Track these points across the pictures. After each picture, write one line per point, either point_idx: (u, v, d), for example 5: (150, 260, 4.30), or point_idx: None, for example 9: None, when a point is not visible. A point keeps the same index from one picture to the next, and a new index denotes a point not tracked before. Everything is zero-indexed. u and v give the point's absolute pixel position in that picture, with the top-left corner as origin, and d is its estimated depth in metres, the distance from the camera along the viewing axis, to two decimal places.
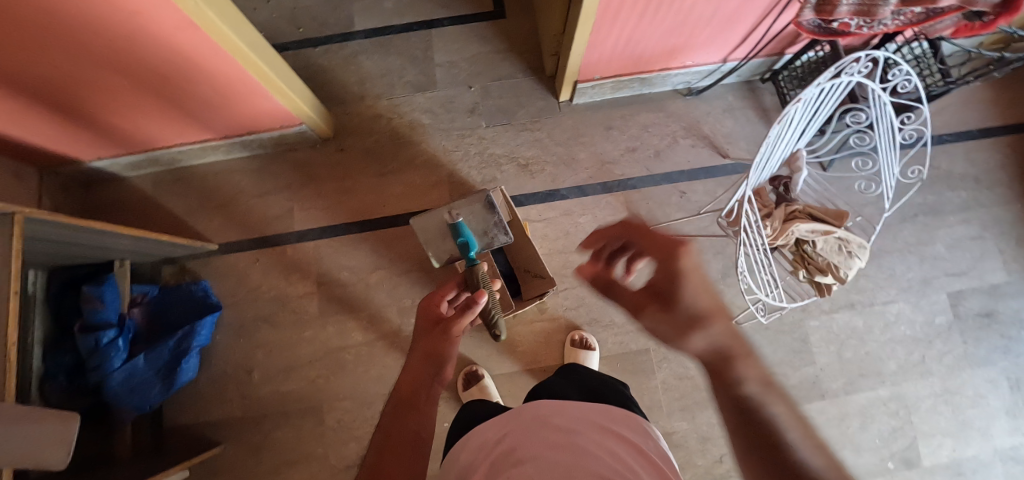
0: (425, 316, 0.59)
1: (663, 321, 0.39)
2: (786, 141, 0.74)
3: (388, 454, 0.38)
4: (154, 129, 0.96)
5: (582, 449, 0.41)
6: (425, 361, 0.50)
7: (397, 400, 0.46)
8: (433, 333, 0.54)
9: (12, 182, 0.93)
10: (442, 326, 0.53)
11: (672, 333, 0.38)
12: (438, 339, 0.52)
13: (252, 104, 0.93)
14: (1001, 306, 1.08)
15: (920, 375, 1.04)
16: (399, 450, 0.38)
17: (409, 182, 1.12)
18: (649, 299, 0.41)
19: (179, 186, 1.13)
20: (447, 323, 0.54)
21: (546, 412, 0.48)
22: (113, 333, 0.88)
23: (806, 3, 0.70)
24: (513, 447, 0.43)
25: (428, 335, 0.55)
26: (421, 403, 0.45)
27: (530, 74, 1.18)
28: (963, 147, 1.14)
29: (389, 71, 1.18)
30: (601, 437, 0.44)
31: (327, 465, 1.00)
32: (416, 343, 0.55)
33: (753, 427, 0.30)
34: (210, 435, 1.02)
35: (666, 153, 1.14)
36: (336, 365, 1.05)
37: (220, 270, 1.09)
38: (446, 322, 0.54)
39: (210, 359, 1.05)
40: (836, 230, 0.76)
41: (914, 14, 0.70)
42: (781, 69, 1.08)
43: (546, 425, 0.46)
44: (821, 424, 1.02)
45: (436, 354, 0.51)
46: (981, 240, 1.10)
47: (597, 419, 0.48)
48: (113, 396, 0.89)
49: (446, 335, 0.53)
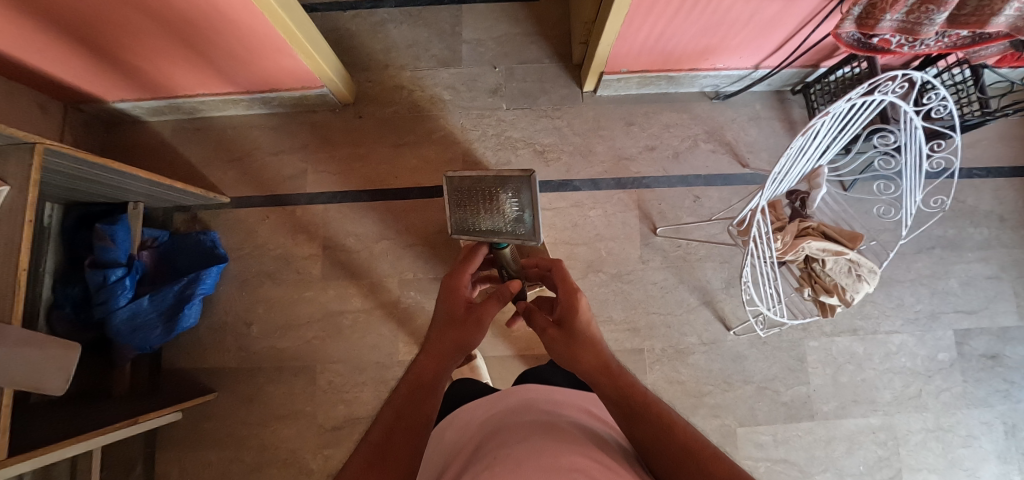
0: (452, 292, 0.51)
1: (561, 342, 0.45)
2: (808, 156, 0.72)
3: (396, 436, 0.34)
4: (178, 76, 0.97)
5: (560, 413, 0.42)
6: (453, 349, 0.44)
7: (414, 379, 0.41)
8: (465, 317, 0.47)
9: (35, 113, 0.95)
10: (478, 315, 0.46)
11: (568, 352, 0.44)
12: (473, 327, 0.46)
13: (277, 61, 0.92)
14: (1008, 349, 1.05)
15: (914, 408, 1.03)
16: (408, 432, 0.35)
17: (423, 156, 1.12)
18: (551, 326, 0.48)
19: (197, 136, 1.14)
20: (483, 310, 0.47)
21: (531, 390, 0.49)
22: (121, 272, 0.90)
23: (849, 13, 0.66)
24: (497, 417, 0.44)
25: (458, 317, 0.47)
26: (439, 391, 0.41)
27: (557, 60, 1.16)
28: (992, 183, 1.11)
29: (415, 43, 1.17)
30: (582, 410, 0.46)
31: (313, 424, 1.03)
32: (439, 322, 0.48)
33: (631, 413, 0.36)
34: (205, 381, 1.05)
35: (684, 155, 1.12)
36: (333, 328, 1.07)
37: (229, 223, 1.10)
38: (481, 309, 0.47)
39: (212, 308, 1.08)
40: (848, 252, 0.74)
41: (959, 38, 0.67)
42: (814, 82, 1.06)
43: (528, 397, 0.47)
44: (806, 444, 1.02)
45: (467, 344, 0.45)
46: (997, 281, 1.07)
47: (579, 396, 0.49)
48: (115, 332, 0.92)
49: (472, 321, 0.46)
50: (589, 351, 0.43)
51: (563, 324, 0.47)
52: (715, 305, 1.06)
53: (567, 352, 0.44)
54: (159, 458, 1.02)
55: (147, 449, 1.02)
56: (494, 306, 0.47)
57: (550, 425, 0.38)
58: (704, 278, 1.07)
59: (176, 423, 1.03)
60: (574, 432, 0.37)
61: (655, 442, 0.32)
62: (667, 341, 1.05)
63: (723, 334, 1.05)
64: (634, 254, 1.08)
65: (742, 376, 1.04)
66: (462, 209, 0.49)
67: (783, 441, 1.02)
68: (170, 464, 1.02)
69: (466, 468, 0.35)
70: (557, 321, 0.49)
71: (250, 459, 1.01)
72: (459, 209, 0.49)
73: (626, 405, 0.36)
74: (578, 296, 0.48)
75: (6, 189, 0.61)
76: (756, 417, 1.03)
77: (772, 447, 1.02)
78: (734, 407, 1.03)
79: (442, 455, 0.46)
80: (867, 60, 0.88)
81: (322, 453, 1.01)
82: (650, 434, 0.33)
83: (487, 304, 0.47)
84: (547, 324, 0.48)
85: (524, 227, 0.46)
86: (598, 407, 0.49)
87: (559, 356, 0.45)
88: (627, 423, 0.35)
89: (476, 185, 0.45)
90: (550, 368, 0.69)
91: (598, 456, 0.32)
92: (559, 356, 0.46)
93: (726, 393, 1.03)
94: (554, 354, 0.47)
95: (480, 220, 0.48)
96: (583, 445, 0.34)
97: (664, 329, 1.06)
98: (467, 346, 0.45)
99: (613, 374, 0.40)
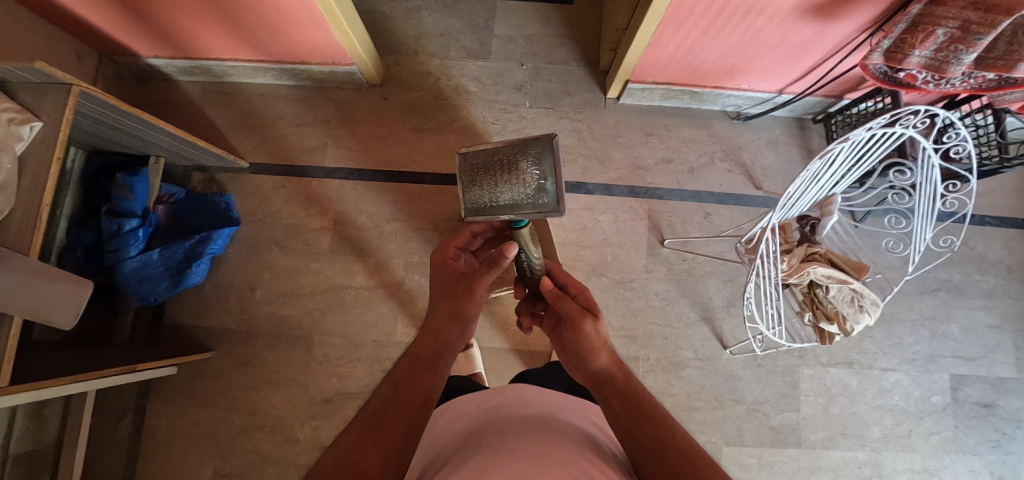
0: (443, 266, 0.52)
1: (593, 330, 0.43)
2: (822, 184, 0.73)
3: (393, 408, 0.35)
4: (211, 40, 0.98)
5: (557, 415, 0.43)
6: (450, 320, 0.45)
7: (414, 354, 0.42)
8: (456, 287, 0.48)
9: (71, 60, 0.97)
10: (467, 283, 0.46)
11: (593, 339, 0.43)
12: (463, 294, 0.46)
13: (310, 35, 0.94)
14: (1003, 400, 1.05)
15: (902, 447, 1.03)
16: (406, 408, 0.35)
17: (442, 144, 1.14)
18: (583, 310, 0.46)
19: (223, 100, 1.16)
20: (474, 279, 0.47)
21: (529, 389, 0.49)
22: (135, 223, 0.91)
23: (877, 46, 0.68)
24: (496, 409, 0.45)
25: (449, 287, 0.48)
26: (440, 366, 0.41)
27: (584, 64, 1.17)
28: (1004, 233, 1.10)
29: (446, 32, 1.19)
30: (578, 413, 0.46)
31: (304, 394, 1.04)
32: (436, 295, 0.50)
33: (637, 413, 0.36)
34: (203, 340, 1.06)
35: (700, 171, 1.13)
36: (335, 301, 1.08)
37: (244, 188, 1.12)
38: (472, 277, 0.47)
39: (219, 268, 1.09)
40: (852, 281, 0.74)
41: (985, 81, 0.67)
42: (836, 113, 1.06)
43: (526, 396, 0.47)
44: (790, 471, 1.02)
45: (462, 313, 0.46)
46: (998, 331, 1.07)
47: (575, 402, 0.50)
48: (123, 281, 0.93)
49: (465, 296, 0.46)
50: (607, 349, 0.42)
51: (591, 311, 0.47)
52: (713, 322, 1.07)
53: (592, 342, 0.42)
54: (149, 409, 1.03)
55: (139, 400, 1.03)
56: (486, 274, 0.46)
57: (547, 425, 0.38)
58: (705, 294, 1.08)
59: (170, 378, 1.05)
60: (570, 435, 0.37)
61: (655, 445, 0.33)
62: (663, 352, 1.06)
63: (719, 352, 1.06)
64: (639, 263, 1.09)
65: (733, 396, 1.04)
66: (475, 186, 0.41)
67: (768, 465, 1.02)
68: (159, 417, 1.03)
69: (461, 455, 0.36)
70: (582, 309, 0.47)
71: (238, 421, 1.03)
72: (507, 169, 0.38)
73: (633, 405, 0.37)
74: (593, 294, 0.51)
75: (40, 125, 0.63)
76: (742, 437, 1.03)
77: (755, 470, 1.02)
78: (721, 425, 1.03)
79: (433, 442, 0.46)
80: (891, 95, 0.88)
81: (310, 423, 1.02)
82: (651, 436, 0.34)
83: (478, 272, 0.47)
84: (577, 309, 0.46)
85: (545, 200, 0.36)
86: (593, 413, 0.49)
87: (580, 346, 0.43)
88: (630, 427, 0.36)
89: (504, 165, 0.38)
90: (545, 372, 0.69)
91: (596, 463, 0.33)
92: (579, 342, 0.43)
93: (715, 410, 1.03)
94: (578, 340, 0.43)
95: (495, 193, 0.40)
96: (579, 449, 0.34)
97: (661, 341, 1.06)
98: (462, 314, 0.46)
99: (627, 373, 0.41)
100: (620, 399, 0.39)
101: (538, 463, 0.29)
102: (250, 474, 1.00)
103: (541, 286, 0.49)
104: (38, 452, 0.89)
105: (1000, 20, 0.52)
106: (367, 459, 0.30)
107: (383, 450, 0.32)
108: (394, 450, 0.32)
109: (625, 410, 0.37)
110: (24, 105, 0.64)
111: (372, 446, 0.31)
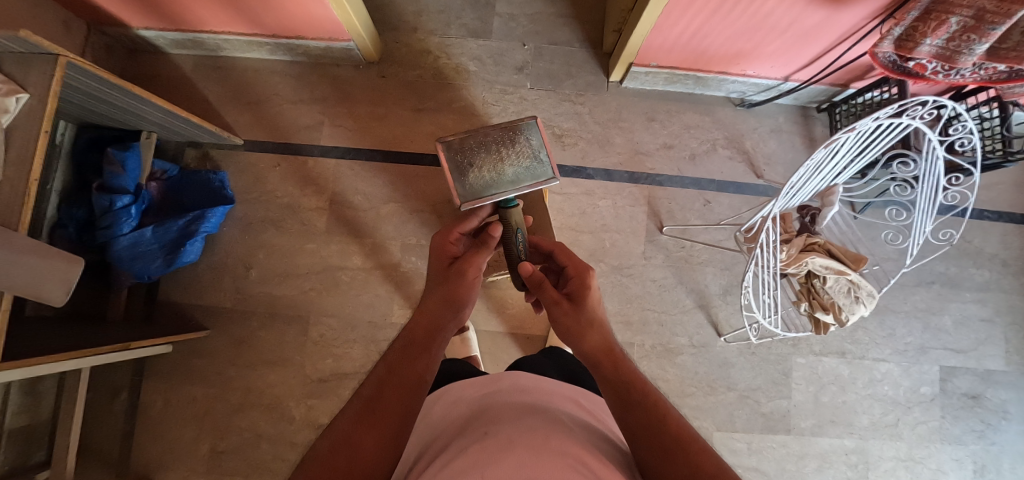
0: (441, 252, 0.52)
1: (571, 316, 0.45)
2: (823, 174, 0.71)
3: (387, 391, 0.35)
4: (204, 12, 0.95)
5: (549, 402, 0.43)
6: (443, 304, 0.45)
7: (408, 335, 0.41)
8: (448, 273, 0.49)
9: (59, 30, 0.94)
10: (461, 267, 0.48)
11: (574, 325, 0.44)
12: (456, 278, 0.47)
13: (307, 9, 0.91)
14: (990, 392, 1.06)
15: (889, 436, 1.05)
16: (401, 391, 0.35)
17: (440, 124, 1.12)
18: (561, 298, 0.47)
19: (217, 75, 1.13)
20: (466, 262, 0.49)
21: (524, 377, 0.49)
22: (128, 199, 0.90)
23: (889, 33, 0.66)
24: (490, 396, 0.44)
25: (442, 273, 0.49)
26: (435, 349, 0.41)
27: (588, 46, 1.15)
28: (1001, 227, 1.10)
29: (447, 9, 1.16)
30: (569, 401, 0.45)
31: (300, 373, 1.04)
32: (430, 276, 0.50)
33: (627, 399, 0.36)
34: (197, 319, 1.06)
35: (702, 157, 1.11)
36: (331, 281, 1.07)
37: (239, 166, 1.10)
38: (465, 261, 0.49)
39: (214, 246, 1.08)
40: (849, 272, 0.74)
41: (994, 72, 0.66)
42: (841, 102, 1.05)
43: (522, 385, 0.47)
44: (779, 456, 1.04)
45: (454, 298, 0.45)
46: (990, 324, 1.08)
47: (570, 389, 0.50)
48: (115, 257, 0.92)
49: (457, 279, 0.47)
50: (594, 331, 0.43)
51: (574, 298, 0.47)
52: (709, 309, 1.07)
53: (574, 328, 0.44)
54: (145, 387, 1.03)
55: (134, 377, 1.03)
56: (480, 256, 0.49)
57: (542, 414, 0.38)
58: (703, 282, 1.08)
59: (165, 356, 1.05)
60: (566, 424, 0.37)
61: (647, 430, 0.33)
62: (657, 338, 1.06)
63: (713, 340, 1.06)
64: (638, 249, 1.09)
65: (726, 382, 1.05)
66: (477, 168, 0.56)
67: (757, 451, 1.04)
68: (155, 394, 1.03)
69: (458, 441, 0.35)
70: (568, 295, 0.48)
71: (234, 399, 1.03)
72: (460, 180, 0.57)
73: (622, 391, 0.37)
74: (589, 274, 0.49)
75: (26, 96, 0.61)
76: (734, 424, 1.04)
77: (745, 455, 1.03)
78: (713, 411, 1.04)
79: (430, 427, 0.46)
80: (897, 85, 0.86)
81: (306, 403, 1.03)
82: (642, 422, 0.34)
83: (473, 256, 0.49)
84: (558, 297, 0.47)
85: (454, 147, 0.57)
86: (586, 399, 0.49)
87: (564, 333, 0.44)
88: (622, 411, 0.36)
89: (478, 138, 0.57)
90: (541, 356, 0.69)
91: (591, 452, 0.32)
92: (564, 330, 0.45)
93: (708, 396, 1.05)
94: (561, 327, 0.45)
95: (497, 168, 0.56)
96: (572, 437, 0.34)
97: (657, 327, 1.07)
98: (455, 299, 0.45)
99: (616, 357, 0.41)
100: (612, 382, 0.38)
101: (534, 451, 0.28)
102: (247, 451, 1.01)
103: (521, 272, 0.49)
104: (33, 427, 0.90)
105: (1016, 9, 0.50)
106: (363, 441, 0.30)
107: (378, 433, 0.31)
108: (390, 433, 0.32)
109: (618, 393, 0.37)
110: (9, 75, 0.61)
111: (367, 430, 0.31)
